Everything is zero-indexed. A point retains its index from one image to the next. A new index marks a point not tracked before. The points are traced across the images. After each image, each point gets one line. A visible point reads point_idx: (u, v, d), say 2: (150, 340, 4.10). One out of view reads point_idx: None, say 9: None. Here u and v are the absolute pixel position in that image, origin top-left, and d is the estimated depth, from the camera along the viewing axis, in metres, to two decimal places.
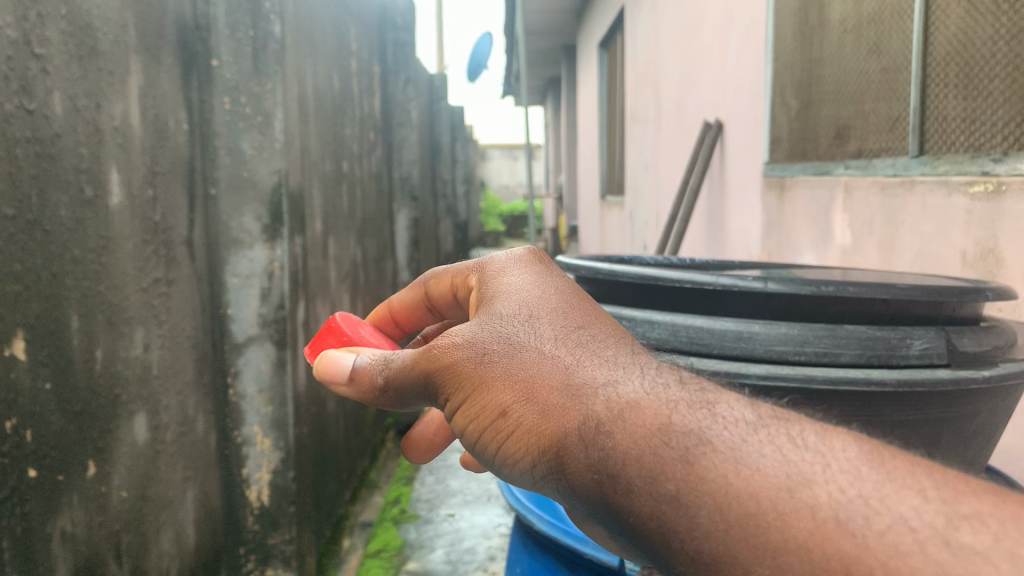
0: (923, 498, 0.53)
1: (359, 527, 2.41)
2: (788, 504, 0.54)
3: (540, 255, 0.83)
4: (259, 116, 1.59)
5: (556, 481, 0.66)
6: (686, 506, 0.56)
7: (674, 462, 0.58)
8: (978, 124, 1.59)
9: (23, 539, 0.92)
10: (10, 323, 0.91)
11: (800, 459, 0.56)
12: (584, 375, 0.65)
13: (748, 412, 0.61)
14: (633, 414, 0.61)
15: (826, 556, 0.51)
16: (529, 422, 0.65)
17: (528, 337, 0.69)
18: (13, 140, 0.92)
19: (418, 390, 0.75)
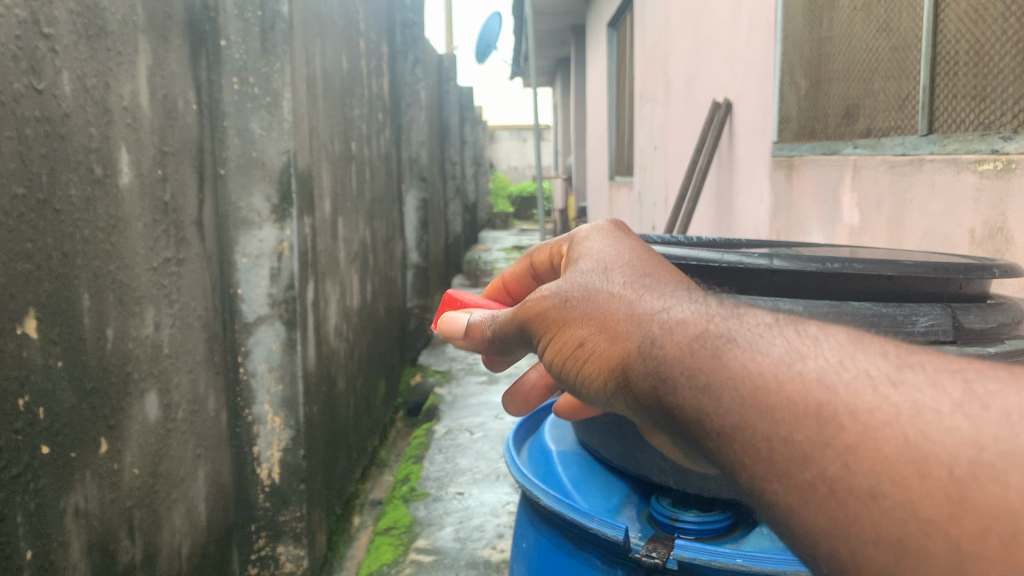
0: (881, 356, 0.53)
1: (370, 504, 2.46)
2: (787, 374, 0.53)
3: (622, 222, 0.82)
4: (268, 96, 1.60)
5: (629, 399, 0.66)
6: (712, 392, 0.56)
7: (705, 358, 0.58)
8: (987, 103, 1.57)
9: (37, 515, 0.93)
10: (22, 301, 0.92)
11: (799, 341, 0.56)
12: (647, 303, 0.65)
13: (769, 317, 0.60)
14: (679, 327, 0.61)
15: (806, 407, 0.51)
16: (602, 350, 0.66)
17: (600, 278, 0.70)
18: (23, 119, 0.92)
19: (516, 337, 0.78)
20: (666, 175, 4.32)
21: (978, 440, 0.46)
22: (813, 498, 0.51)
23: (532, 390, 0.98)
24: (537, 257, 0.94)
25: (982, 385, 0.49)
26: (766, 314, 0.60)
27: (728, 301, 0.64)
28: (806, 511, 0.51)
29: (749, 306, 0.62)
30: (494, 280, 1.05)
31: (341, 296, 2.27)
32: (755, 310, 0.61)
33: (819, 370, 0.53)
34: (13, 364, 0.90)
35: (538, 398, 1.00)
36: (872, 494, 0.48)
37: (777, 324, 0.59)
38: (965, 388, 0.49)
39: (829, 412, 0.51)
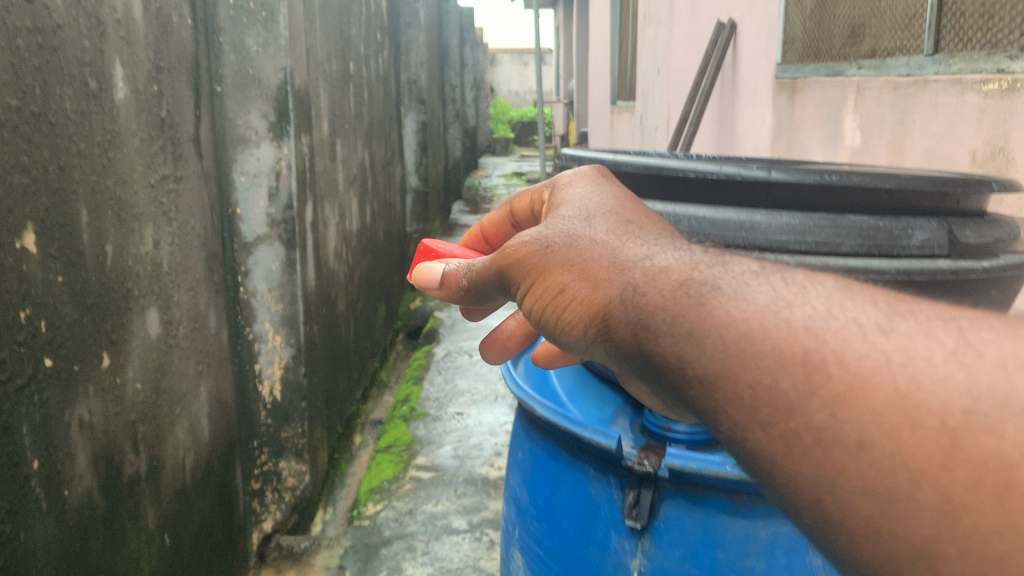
0: (872, 304, 0.50)
1: (370, 424, 2.52)
2: (771, 321, 0.52)
3: (605, 171, 0.80)
4: (264, 11, 1.57)
5: (607, 346, 0.64)
6: (694, 339, 0.54)
7: (688, 305, 0.56)
8: (996, 20, 1.54)
9: (42, 425, 0.95)
10: (19, 214, 0.91)
11: (784, 286, 0.54)
12: (631, 251, 0.63)
13: (754, 264, 0.58)
14: (662, 274, 0.59)
15: (795, 354, 0.50)
16: (582, 296, 0.64)
17: (582, 226, 0.69)
18: (14, 30, 0.90)
19: (495, 283, 0.76)
20: (668, 99, 4.27)
21: (972, 390, 0.44)
22: (798, 449, 0.49)
23: (511, 337, 0.97)
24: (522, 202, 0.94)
25: (975, 333, 0.47)
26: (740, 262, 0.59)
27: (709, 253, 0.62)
28: (791, 463, 0.50)
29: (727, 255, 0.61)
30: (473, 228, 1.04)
31: (340, 219, 2.27)
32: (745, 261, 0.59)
33: (807, 317, 0.51)
34: (12, 277, 0.90)
35: (516, 345, 0.99)
36: (860, 444, 0.47)
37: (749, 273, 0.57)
38: (960, 337, 0.46)
39: (817, 358, 0.49)
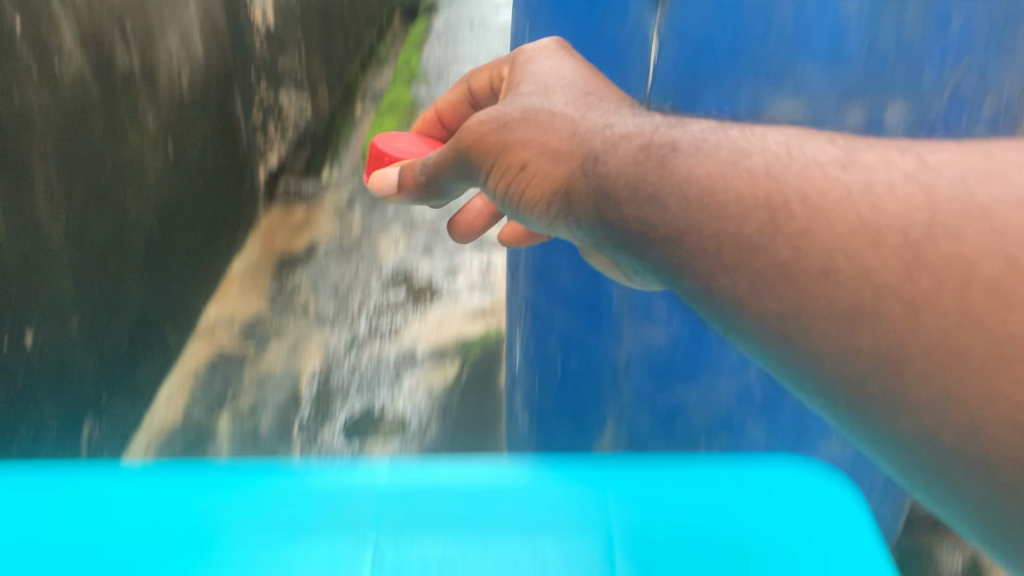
0: (831, 144, 0.69)
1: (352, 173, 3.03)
2: (733, 173, 0.71)
3: (564, 43, 1.01)
4: None
5: (566, 216, 0.85)
6: (657, 202, 0.75)
7: (650, 169, 0.76)
8: None
9: None
10: None
11: (747, 140, 0.74)
12: (589, 122, 0.84)
13: (709, 125, 0.80)
14: (622, 144, 0.80)
15: (758, 199, 0.68)
16: (544, 171, 0.83)
17: (563, 107, 0.87)
18: None
19: (454, 165, 0.97)
20: None
21: (934, 205, 0.59)
22: (765, 285, 0.67)
23: (477, 217, 1.21)
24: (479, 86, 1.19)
25: (934, 156, 0.63)
26: (705, 123, 0.80)
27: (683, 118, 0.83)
28: (760, 300, 0.67)
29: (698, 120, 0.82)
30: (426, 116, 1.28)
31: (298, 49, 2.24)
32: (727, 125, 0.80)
33: (766, 162, 0.70)
34: None
35: (483, 224, 1.22)
36: (824, 271, 0.62)
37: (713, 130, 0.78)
38: (918, 161, 0.63)
39: (779, 199, 0.67)
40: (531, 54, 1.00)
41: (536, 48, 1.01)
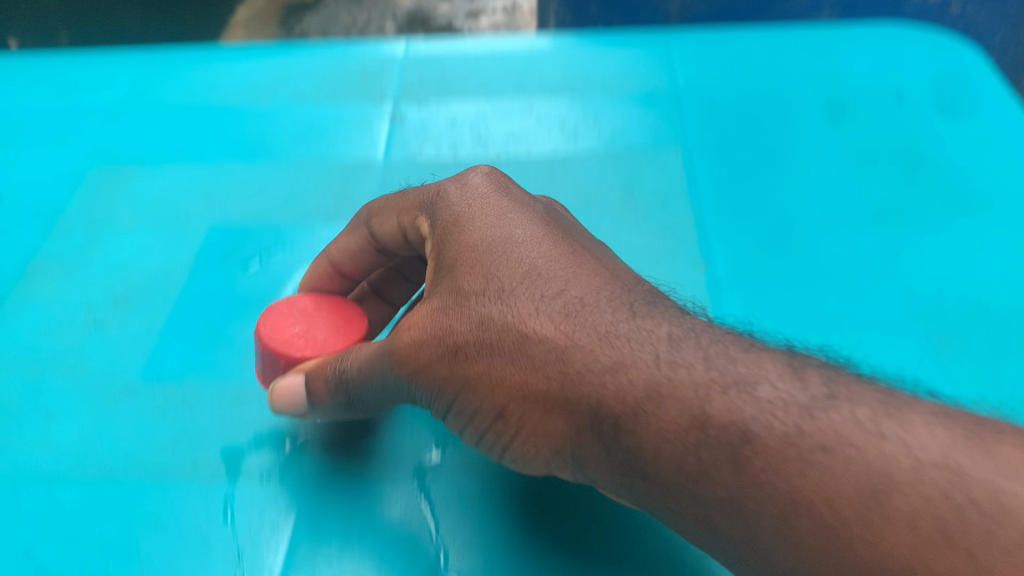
0: (929, 432, 0.59)
1: None
2: (840, 494, 0.57)
3: (499, 178, 0.86)
4: None
5: (569, 467, 0.72)
6: (743, 514, 0.61)
7: (724, 470, 0.61)
8: None
9: None
10: None
11: (833, 414, 0.60)
12: (595, 361, 0.67)
13: (775, 372, 0.64)
14: (655, 402, 0.64)
15: (876, 535, 0.56)
16: (535, 421, 0.70)
17: (528, 316, 0.71)
18: None
19: (401, 392, 0.79)
20: None
21: None
22: None
23: None
24: (422, 233, 0.87)
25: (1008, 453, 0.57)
26: (820, 391, 0.62)
27: (769, 366, 0.64)
28: None
29: (786, 366, 0.65)
30: (319, 262, 0.99)
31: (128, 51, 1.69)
32: (856, 391, 0.63)
33: (871, 467, 0.57)
34: None
35: None
36: None
37: (818, 407, 0.61)
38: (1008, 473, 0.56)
39: (919, 551, 0.55)
40: (499, 235, 0.78)
41: (493, 222, 0.79)
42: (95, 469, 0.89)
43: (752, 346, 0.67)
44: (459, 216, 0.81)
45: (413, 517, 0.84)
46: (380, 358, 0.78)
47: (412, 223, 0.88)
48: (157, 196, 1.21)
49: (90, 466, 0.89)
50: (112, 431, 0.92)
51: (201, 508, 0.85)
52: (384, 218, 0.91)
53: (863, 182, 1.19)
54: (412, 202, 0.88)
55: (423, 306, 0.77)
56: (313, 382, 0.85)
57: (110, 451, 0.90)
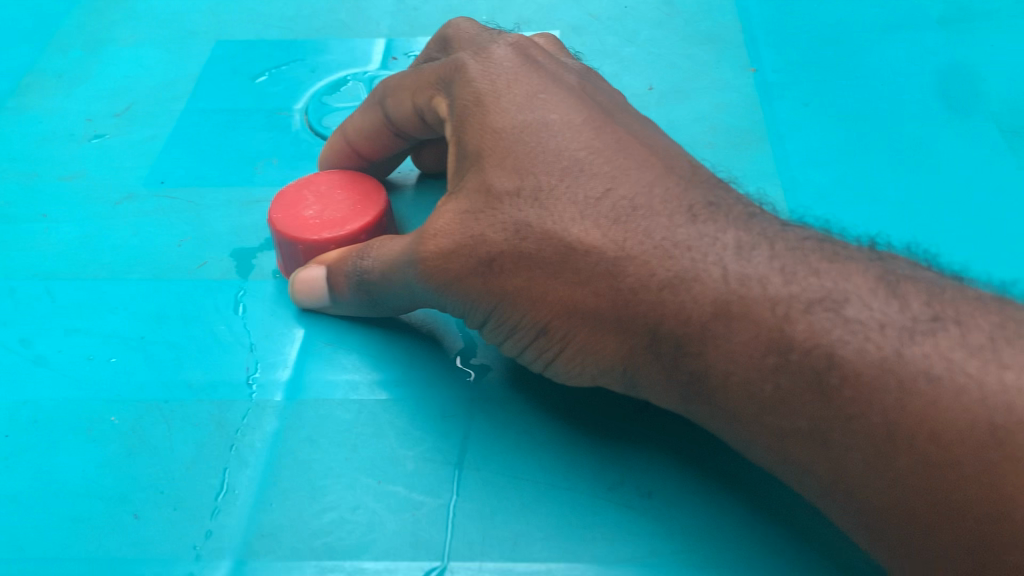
0: None
1: None
2: (953, 438, 0.48)
3: (524, 52, 0.74)
4: None
5: (621, 387, 0.66)
6: (826, 446, 0.53)
7: (807, 395, 0.53)
8: None
9: None
10: None
11: (942, 335, 0.51)
12: (654, 275, 0.60)
13: (868, 283, 0.54)
14: (727, 320, 0.56)
15: (985, 485, 0.47)
16: (584, 339, 0.64)
17: (571, 222, 0.63)
18: None
19: (428, 299, 0.72)
20: None
21: None
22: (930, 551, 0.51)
23: None
24: (439, 115, 0.77)
25: None
26: (923, 312, 0.52)
27: (856, 280, 0.55)
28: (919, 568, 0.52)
29: (878, 280, 0.55)
30: (336, 141, 0.91)
31: None
32: (968, 309, 0.52)
33: (988, 406, 0.48)
34: None
35: None
36: None
37: (920, 331, 0.51)
38: None
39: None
40: (531, 121, 0.68)
41: (522, 104, 0.69)
42: (99, 267, 0.91)
43: (835, 254, 0.58)
44: (481, 95, 0.71)
45: (440, 398, 0.76)
46: (403, 262, 0.71)
47: (428, 105, 0.78)
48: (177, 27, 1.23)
49: (95, 263, 0.91)
50: (115, 226, 0.95)
51: (209, 303, 0.87)
52: (399, 96, 0.81)
53: (959, 48, 1.05)
54: (428, 79, 0.78)
55: (448, 207, 0.68)
56: (334, 277, 0.79)
57: (118, 235, 0.94)
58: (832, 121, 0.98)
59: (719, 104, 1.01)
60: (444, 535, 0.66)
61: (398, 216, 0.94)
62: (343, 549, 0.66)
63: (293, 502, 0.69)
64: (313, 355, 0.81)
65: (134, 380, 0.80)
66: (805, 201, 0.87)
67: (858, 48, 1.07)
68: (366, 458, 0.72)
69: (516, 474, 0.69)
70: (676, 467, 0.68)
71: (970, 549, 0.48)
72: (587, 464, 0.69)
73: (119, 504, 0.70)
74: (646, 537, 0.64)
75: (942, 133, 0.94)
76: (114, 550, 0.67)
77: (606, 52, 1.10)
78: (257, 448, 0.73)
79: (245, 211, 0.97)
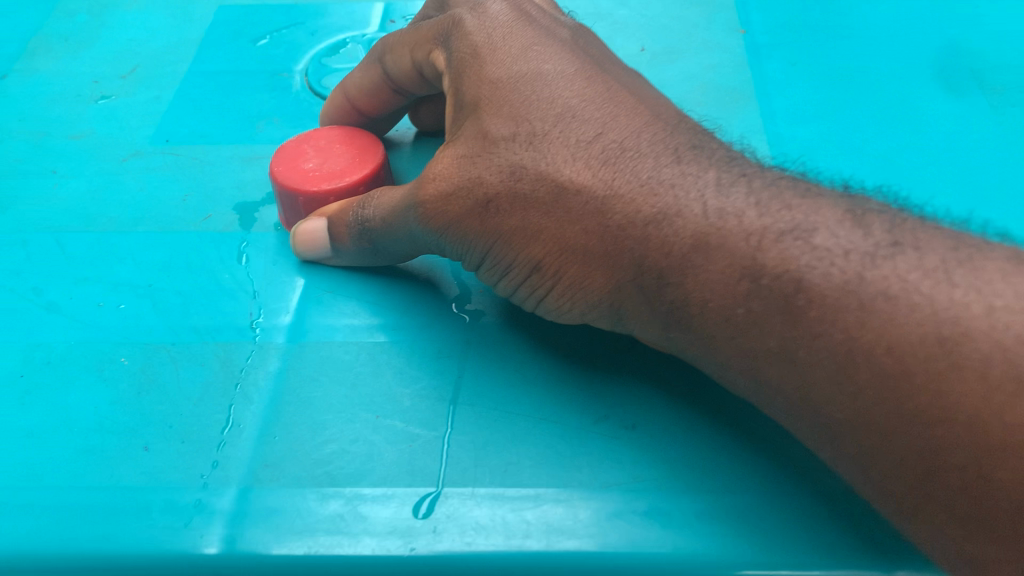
0: (1003, 278, 0.52)
1: None
2: (907, 352, 0.52)
3: (519, 4, 0.77)
4: None
5: (609, 321, 0.70)
6: (792, 363, 0.57)
7: (776, 316, 0.57)
8: None
9: None
10: None
11: (900, 259, 0.55)
12: (640, 210, 0.64)
13: (834, 215, 0.59)
14: (704, 250, 0.60)
15: (932, 395, 0.51)
16: (573, 274, 0.67)
17: (564, 163, 0.67)
18: None
19: (427, 242, 0.75)
20: None
21: None
22: (880, 458, 0.55)
23: None
24: (438, 69, 0.78)
25: None
26: (884, 238, 0.57)
27: (826, 214, 0.59)
28: (872, 474, 0.56)
29: (846, 213, 0.59)
30: (338, 99, 0.93)
31: None
32: (925, 238, 0.57)
33: (936, 320, 0.52)
34: None
35: None
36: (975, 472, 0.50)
37: (881, 255, 0.56)
38: None
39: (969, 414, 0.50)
40: (525, 71, 0.71)
41: (517, 55, 0.72)
42: (108, 219, 0.94)
43: (808, 192, 0.62)
44: (478, 48, 0.73)
45: (431, 337, 0.80)
46: (403, 208, 0.74)
47: (426, 60, 0.80)
48: None
49: (104, 216, 0.95)
50: (123, 182, 0.99)
51: (214, 252, 0.90)
52: (398, 53, 0.83)
53: (943, 10, 1.08)
54: (426, 34, 0.79)
55: (447, 153, 0.71)
56: (336, 227, 0.83)
57: (128, 188, 0.98)
58: (818, 79, 1.00)
59: (710, 65, 1.03)
60: (439, 464, 0.69)
61: (397, 170, 0.97)
62: (344, 476, 0.70)
63: (296, 435, 0.73)
64: (315, 304, 0.85)
65: (144, 325, 0.83)
66: (793, 154, 0.90)
67: (845, 10, 1.10)
68: (363, 395, 0.75)
69: (506, 409, 0.73)
70: (656, 396, 0.72)
71: (917, 453, 0.52)
72: (573, 399, 0.72)
73: (132, 439, 0.74)
74: (629, 464, 0.68)
75: (924, 90, 0.97)
76: (127, 479, 0.71)
77: (600, 15, 1.11)
78: (261, 386, 0.77)
79: (248, 167, 1.00)
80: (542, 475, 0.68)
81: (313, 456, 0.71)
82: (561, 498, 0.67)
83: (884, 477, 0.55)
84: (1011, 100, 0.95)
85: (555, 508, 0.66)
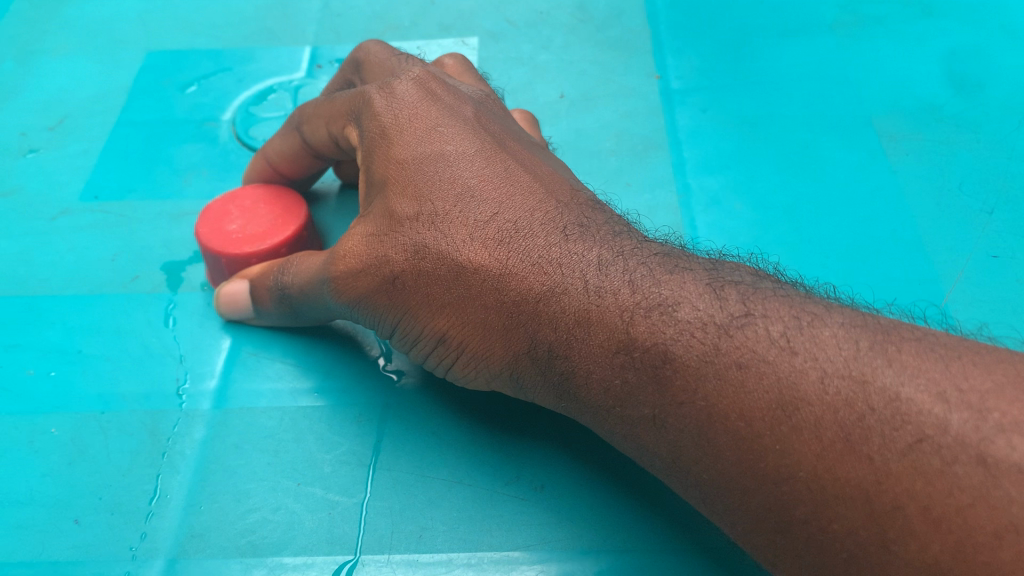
0: (840, 343, 0.56)
1: None
2: (761, 421, 0.57)
3: (425, 79, 0.80)
4: None
5: (510, 386, 0.74)
6: (664, 432, 0.62)
7: (649, 388, 0.62)
8: None
9: None
10: None
11: (752, 332, 0.59)
12: (531, 286, 0.68)
13: (698, 287, 0.64)
14: (587, 327, 0.65)
15: (778, 464, 0.56)
16: (476, 345, 0.71)
17: (461, 243, 0.70)
18: None
19: (339, 311, 0.78)
20: None
21: (920, 468, 0.51)
22: (740, 521, 0.60)
23: None
24: (353, 144, 0.82)
25: (907, 356, 0.55)
26: (737, 309, 0.61)
27: (689, 288, 0.64)
28: (733, 531, 0.61)
29: (706, 286, 0.64)
30: (259, 163, 0.96)
31: None
32: (773, 305, 0.61)
33: (781, 385, 0.56)
34: None
35: None
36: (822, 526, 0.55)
37: (733, 326, 0.60)
38: (898, 382, 0.53)
39: (809, 478, 0.55)
40: (430, 151, 0.75)
41: (422, 137, 0.75)
42: (37, 283, 0.96)
43: (678, 266, 0.67)
44: (386, 129, 0.77)
45: (347, 396, 0.84)
46: (316, 280, 0.77)
47: (342, 134, 0.83)
48: (110, 36, 1.27)
49: (33, 279, 0.96)
50: (52, 242, 1.00)
51: (143, 314, 0.92)
52: (314, 125, 0.86)
53: (849, 56, 1.13)
54: (341, 109, 0.83)
55: (358, 230, 0.75)
56: (257, 290, 0.85)
57: (55, 246, 1.00)
58: (729, 127, 1.05)
59: (626, 112, 1.07)
60: (357, 530, 0.73)
61: (322, 227, 1.00)
62: (265, 546, 0.73)
63: (221, 505, 0.76)
64: (240, 365, 0.88)
65: (74, 394, 0.85)
66: (697, 208, 0.95)
67: (758, 55, 1.14)
68: (286, 463, 0.78)
69: (423, 472, 0.76)
70: (559, 456, 0.77)
71: (768, 514, 0.58)
72: (488, 462, 0.77)
73: (63, 511, 0.76)
74: (538, 526, 0.72)
75: (829, 138, 1.02)
76: (57, 553, 0.74)
77: (521, 60, 1.15)
78: (188, 455, 0.80)
79: (176, 223, 1.02)
80: (453, 537, 0.72)
81: (236, 521, 0.75)
82: (473, 562, 0.71)
83: (747, 537, 0.60)
84: (906, 149, 1.00)
85: (466, 573, 0.70)
